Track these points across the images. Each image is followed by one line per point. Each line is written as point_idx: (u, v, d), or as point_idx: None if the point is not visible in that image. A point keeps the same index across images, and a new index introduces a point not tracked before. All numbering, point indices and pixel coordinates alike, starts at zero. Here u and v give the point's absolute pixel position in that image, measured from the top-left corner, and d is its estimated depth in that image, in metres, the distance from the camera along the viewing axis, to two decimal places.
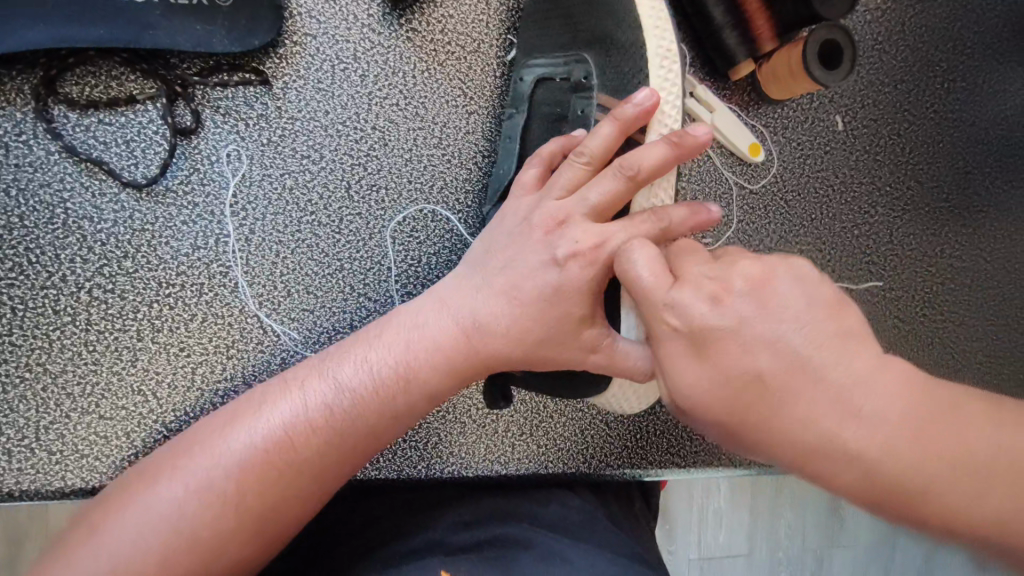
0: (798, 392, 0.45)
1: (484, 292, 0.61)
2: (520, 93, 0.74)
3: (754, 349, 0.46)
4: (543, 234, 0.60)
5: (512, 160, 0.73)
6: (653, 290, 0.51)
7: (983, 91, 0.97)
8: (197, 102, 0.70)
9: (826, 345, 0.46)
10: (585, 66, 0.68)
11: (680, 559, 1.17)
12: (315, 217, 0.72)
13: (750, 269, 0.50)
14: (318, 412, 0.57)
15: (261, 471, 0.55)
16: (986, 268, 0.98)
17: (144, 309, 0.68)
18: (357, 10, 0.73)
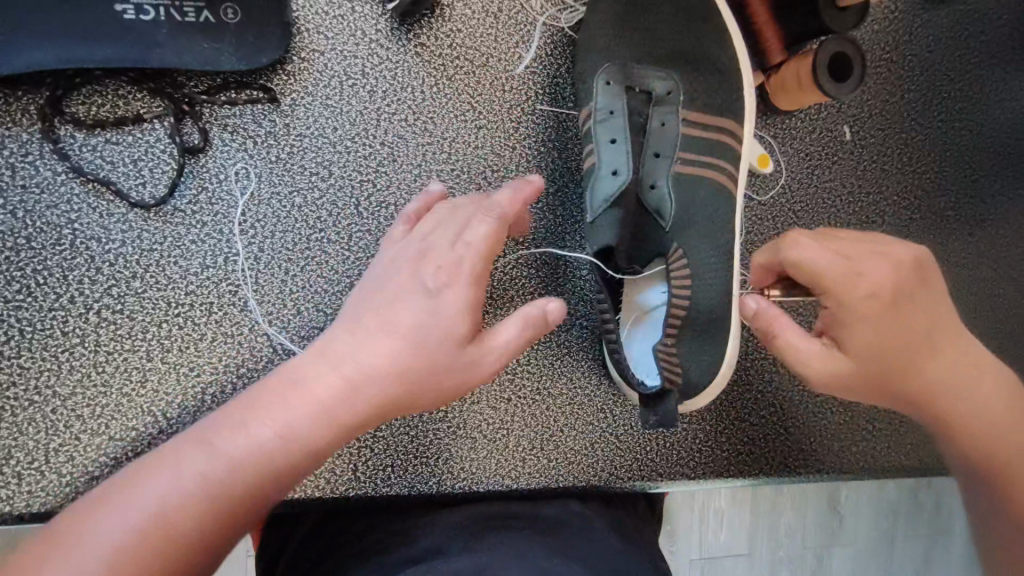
0: (940, 355, 0.67)
1: (359, 332, 0.58)
2: (607, 96, 0.75)
3: (918, 312, 0.65)
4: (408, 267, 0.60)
5: (624, 159, 0.72)
6: (847, 275, 0.64)
7: (990, 99, 0.97)
8: (204, 120, 0.69)
9: (930, 316, 0.67)
10: (673, 82, 0.76)
11: (681, 557, 1.19)
12: (324, 234, 0.72)
13: (877, 251, 0.65)
14: (256, 452, 0.54)
15: (187, 503, 0.51)
16: (994, 276, 0.98)
17: (153, 329, 0.68)
18: (364, 25, 0.72)
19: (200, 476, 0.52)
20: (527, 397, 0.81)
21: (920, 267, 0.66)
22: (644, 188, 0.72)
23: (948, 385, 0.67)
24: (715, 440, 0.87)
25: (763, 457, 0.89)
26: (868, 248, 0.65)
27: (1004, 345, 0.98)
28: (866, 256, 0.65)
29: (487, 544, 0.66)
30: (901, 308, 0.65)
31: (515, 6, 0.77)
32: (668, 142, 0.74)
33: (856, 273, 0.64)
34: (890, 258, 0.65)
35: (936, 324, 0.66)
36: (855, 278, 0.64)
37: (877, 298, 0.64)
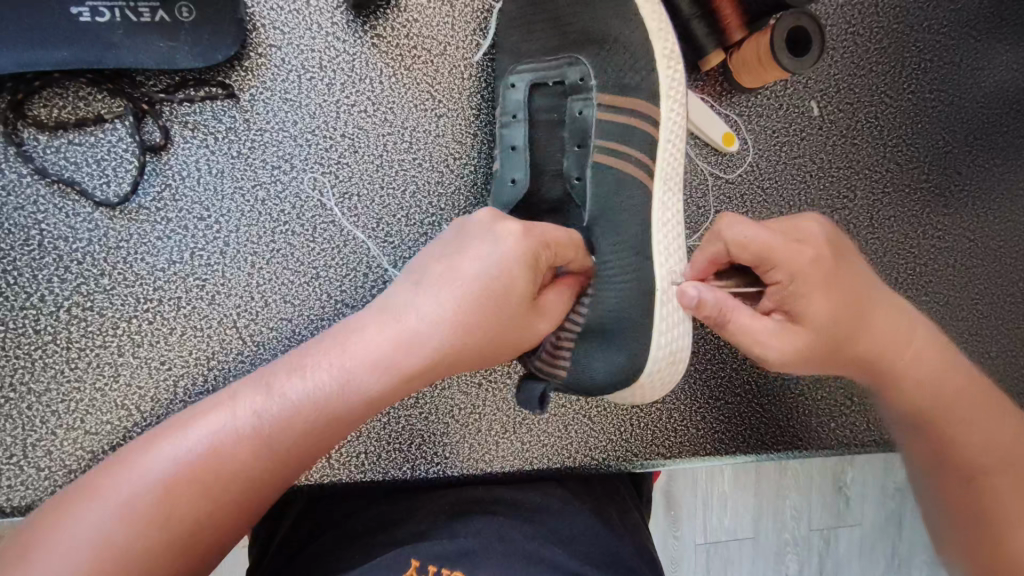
0: (882, 316, 0.65)
1: (429, 298, 0.58)
2: (513, 98, 0.75)
3: (862, 281, 0.65)
4: (423, 289, 0.59)
5: (518, 166, 0.73)
6: (784, 243, 0.62)
7: (961, 70, 0.96)
8: (165, 119, 0.71)
9: (866, 280, 0.65)
10: (583, 67, 0.73)
11: (686, 540, 1.18)
12: (288, 227, 0.73)
13: (805, 223, 0.64)
14: (246, 434, 0.55)
15: (272, 449, 0.55)
16: (971, 247, 0.98)
17: (123, 324, 0.69)
18: (320, 19, 0.73)
19: (257, 420, 0.55)
20: (498, 380, 0.82)
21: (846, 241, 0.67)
22: (570, 184, 0.73)
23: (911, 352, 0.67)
24: (689, 419, 0.88)
25: (741, 435, 0.89)
26: (798, 221, 0.65)
27: (980, 314, 0.98)
28: (798, 227, 0.64)
29: (454, 532, 0.68)
30: (842, 276, 0.63)
31: None
32: (586, 130, 0.73)
33: (794, 241, 0.62)
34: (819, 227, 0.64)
35: (880, 291, 0.66)
36: (794, 243, 0.62)
37: (817, 262, 0.61)
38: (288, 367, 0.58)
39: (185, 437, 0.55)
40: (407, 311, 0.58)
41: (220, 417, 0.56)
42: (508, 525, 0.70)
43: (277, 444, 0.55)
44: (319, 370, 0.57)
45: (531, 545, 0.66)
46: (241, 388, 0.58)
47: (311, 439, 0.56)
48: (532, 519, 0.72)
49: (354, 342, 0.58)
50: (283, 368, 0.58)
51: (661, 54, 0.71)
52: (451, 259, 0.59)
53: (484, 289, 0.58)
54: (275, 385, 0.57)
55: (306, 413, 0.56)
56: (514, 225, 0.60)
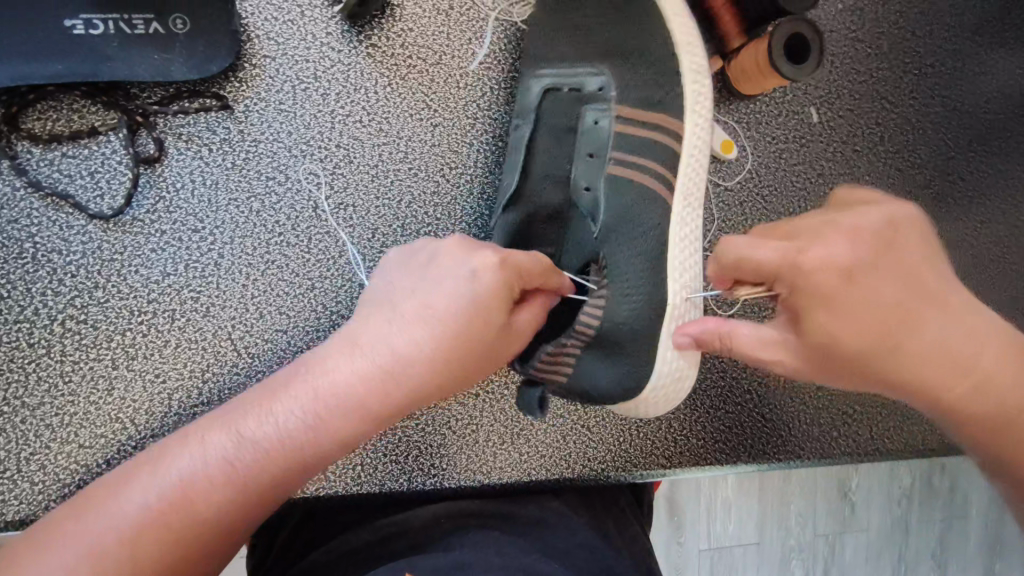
0: (925, 331, 0.55)
1: (404, 330, 0.56)
2: (529, 104, 0.75)
3: (902, 267, 0.54)
4: (397, 322, 0.56)
5: (513, 172, 0.74)
6: (785, 264, 0.54)
7: (963, 75, 0.96)
8: (159, 131, 0.70)
9: (906, 291, 0.54)
10: (603, 78, 0.73)
11: (690, 547, 1.17)
12: (283, 238, 0.72)
13: (820, 228, 0.54)
14: (225, 465, 0.55)
15: (241, 499, 0.55)
16: (974, 253, 0.97)
17: (117, 337, 0.69)
18: (315, 30, 0.73)
19: (235, 452, 0.55)
20: (495, 391, 0.81)
21: (893, 212, 0.55)
22: (576, 192, 0.71)
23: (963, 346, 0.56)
24: (690, 429, 0.87)
25: (742, 445, 0.88)
26: (810, 228, 0.55)
27: None
28: (809, 236, 0.54)
29: (450, 546, 0.68)
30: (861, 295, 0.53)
31: (466, 3, 0.77)
32: (601, 141, 0.72)
33: (798, 259, 0.53)
34: (839, 230, 0.54)
35: (928, 300, 0.55)
36: (798, 261, 0.53)
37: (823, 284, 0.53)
38: (256, 412, 0.57)
39: (151, 486, 0.55)
40: (383, 342, 0.56)
41: (188, 466, 0.55)
42: (504, 539, 0.69)
43: (247, 493, 0.55)
44: (289, 417, 0.56)
45: (527, 560, 0.65)
46: (208, 434, 0.57)
47: (280, 487, 0.57)
48: (529, 533, 0.71)
49: (332, 372, 0.57)
50: (250, 414, 0.57)
51: (670, 61, 0.71)
52: (421, 296, 0.56)
53: (457, 326, 0.55)
54: (242, 433, 0.56)
55: (283, 444, 0.56)
56: (489, 255, 0.55)
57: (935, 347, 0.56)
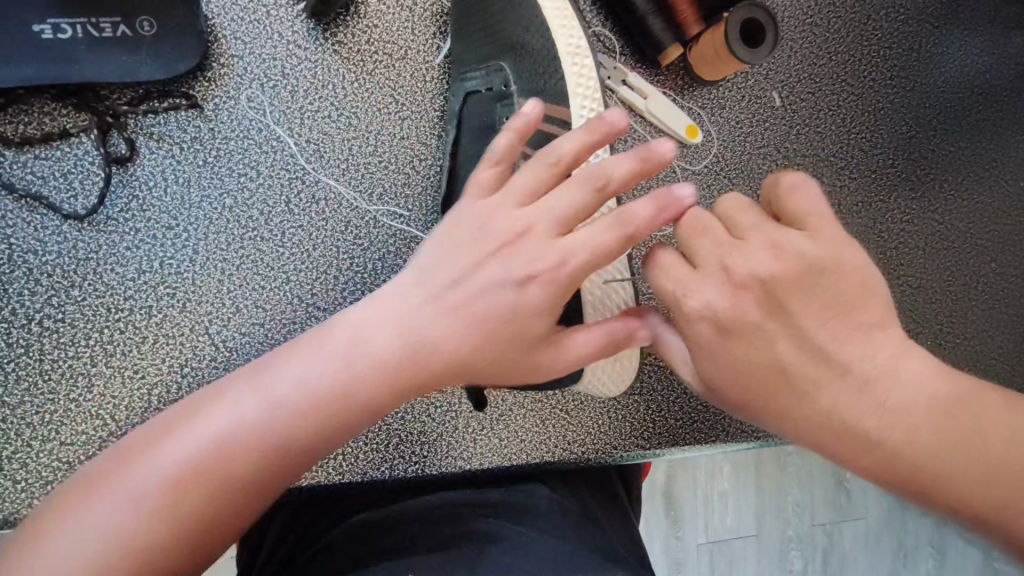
0: (828, 378, 0.53)
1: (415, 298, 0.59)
2: (452, 109, 0.78)
3: (783, 331, 0.53)
4: (439, 293, 0.59)
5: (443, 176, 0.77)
6: (674, 284, 0.56)
7: (920, 55, 0.98)
8: (130, 131, 0.72)
9: (822, 324, 0.53)
10: (505, 75, 0.73)
11: (689, 542, 1.16)
12: (257, 233, 0.74)
13: (733, 256, 0.53)
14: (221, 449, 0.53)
15: (410, 356, 0.57)
16: (940, 230, 0.99)
17: (94, 335, 0.70)
18: (281, 28, 0.75)
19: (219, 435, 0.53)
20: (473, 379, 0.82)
21: (798, 259, 0.52)
22: None
23: (868, 422, 0.52)
24: (668, 410, 0.88)
25: (721, 423, 0.90)
26: (723, 246, 0.54)
27: (954, 297, 0.99)
28: (711, 261, 0.54)
29: (437, 530, 0.69)
30: (738, 318, 0.54)
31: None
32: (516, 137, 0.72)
33: (685, 288, 0.55)
34: (741, 259, 0.53)
35: (840, 342, 0.53)
36: (685, 287, 0.55)
37: (719, 313, 0.54)
38: (514, 244, 0.59)
39: (345, 339, 0.58)
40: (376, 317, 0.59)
41: (479, 293, 0.58)
42: (495, 522, 0.70)
43: (304, 418, 0.55)
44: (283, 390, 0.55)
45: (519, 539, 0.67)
46: (431, 269, 0.60)
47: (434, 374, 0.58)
48: (514, 514, 0.72)
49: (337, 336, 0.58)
50: (510, 237, 0.59)
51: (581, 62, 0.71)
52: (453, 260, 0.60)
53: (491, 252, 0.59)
54: (476, 229, 0.60)
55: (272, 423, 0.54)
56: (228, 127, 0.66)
57: (839, 400, 0.52)
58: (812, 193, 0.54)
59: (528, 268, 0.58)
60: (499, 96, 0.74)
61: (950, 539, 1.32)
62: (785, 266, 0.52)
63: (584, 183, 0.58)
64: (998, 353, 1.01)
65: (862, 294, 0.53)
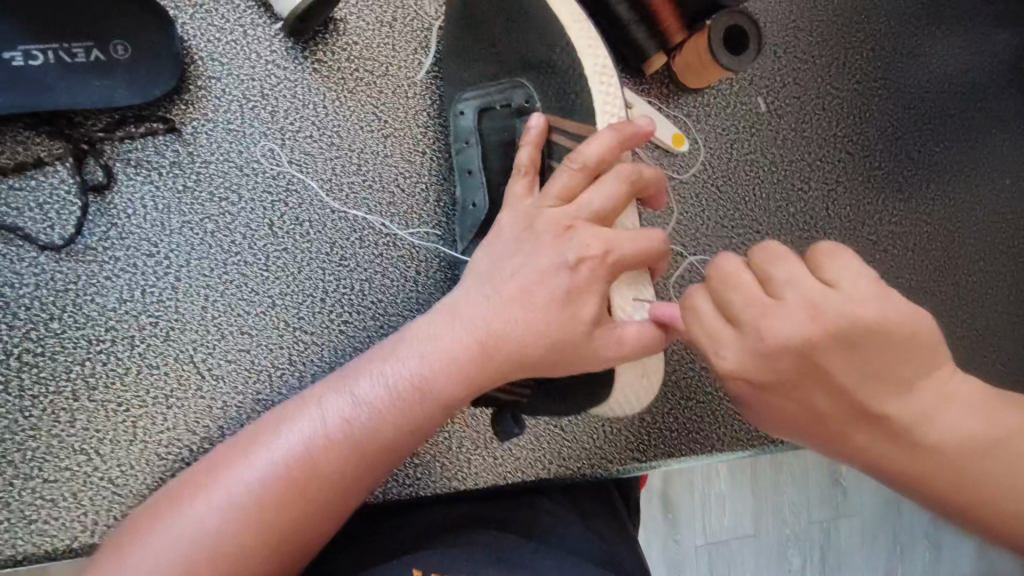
0: (866, 424, 0.53)
1: (482, 301, 0.59)
2: (464, 127, 0.74)
3: (822, 388, 0.53)
4: (498, 295, 0.58)
5: (478, 191, 0.72)
6: (707, 339, 0.55)
7: (903, 57, 0.99)
8: (107, 158, 0.70)
9: (858, 378, 0.52)
10: (526, 90, 0.70)
11: (688, 545, 1.16)
12: (241, 257, 0.72)
13: (768, 321, 0.51)
14: (300, 461, 0.54)
15: (476, 359, 0.57)
16: (929, 230, 0.99)
17: (75, 368, 0.68)
18: (259, 48, 0.74)
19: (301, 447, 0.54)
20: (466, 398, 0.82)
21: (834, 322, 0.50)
22: None
23: (918, 462, 0.53)
24: (662, 422, 0.88)
25: (716, 432, 0.89)
26: (756, 305, 0.52)
27: (944, 297, 0.99)
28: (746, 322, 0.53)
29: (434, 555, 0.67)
30: (771, 376, 0.53)
31: (408, 15, 0.78)
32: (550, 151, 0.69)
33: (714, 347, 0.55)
34: (776, 324, 0.51)
35: (880, 393, 0.52)
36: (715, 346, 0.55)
37: (753, 369, 0.53)
38: (563, 236, 0.58)
39: (415, 337, 0.59)
40: (443, 322, 0.59)
41: (528, 290, 0.58)
42: (491, 532, 0.68)
43: (381, 410, 0.56)
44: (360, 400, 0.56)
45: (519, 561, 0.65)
46: (491, 267, 0.60)
47: (505, 366, 0.57)
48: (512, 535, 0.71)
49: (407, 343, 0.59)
50: (560, 229, 0.59)
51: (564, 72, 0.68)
52: (508, 258, 0.60)
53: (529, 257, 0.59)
54: (524, 226, 0.60)
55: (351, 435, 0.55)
56: None
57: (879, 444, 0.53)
58: (850, 259, 0.52)
59: (576, 253, 0.57)
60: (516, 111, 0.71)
61: (949, 534, 1.32)
62: (819, 326, 0.50)
63: (616, 179, 0.60)
64: (990, 351, 1.01)
65: (907, 342, 0.51)
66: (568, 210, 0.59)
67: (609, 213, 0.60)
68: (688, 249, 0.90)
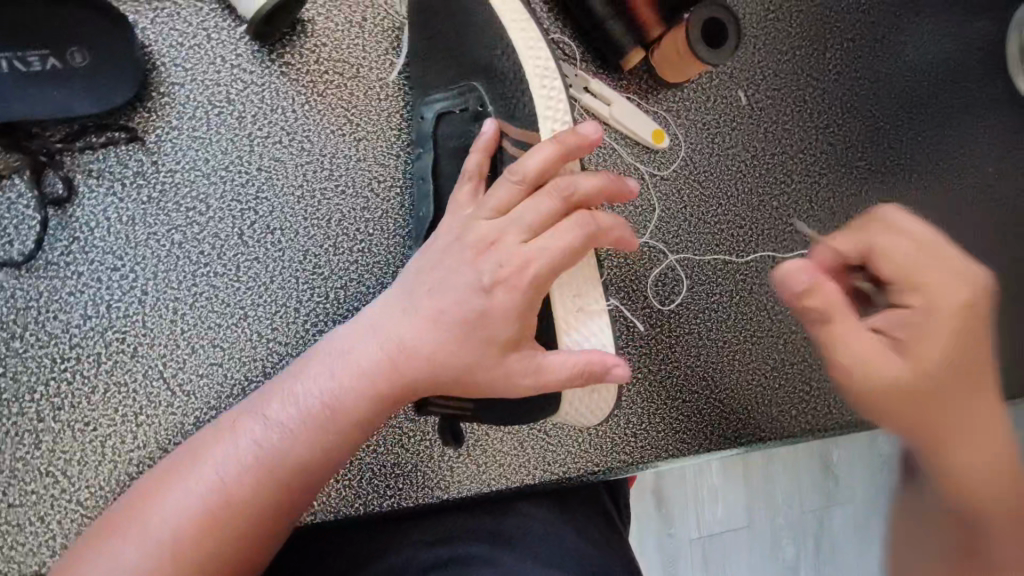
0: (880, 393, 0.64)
1: (403, 316, 0.57)
2: (424, 131, 0.73)
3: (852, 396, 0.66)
4: (420, 310, 0.57)
5: (428, 201, 0.72)
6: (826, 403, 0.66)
7: (884, 46, 0.98)
8: (67, 169, 0.68)
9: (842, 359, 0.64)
10: (478, 94, 0.68)
11: (680, 539, 1.13)
12: (210, 268, 0.70)
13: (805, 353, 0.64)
14: (229, 492, 0.52)
15: (399, 377, 0.56)
16: (913, 220, 0.99)
17: (40, 388, 0.66)
18: (223, 52, 0.71)
19: (228, 477, 0.52)
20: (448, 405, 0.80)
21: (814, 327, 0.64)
22: None
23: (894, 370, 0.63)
24: (649, 422, 0.86)
25: (703, 431, 0.88)
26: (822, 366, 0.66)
27: None
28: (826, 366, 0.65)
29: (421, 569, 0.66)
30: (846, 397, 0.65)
31: (378, 14, 0.76)
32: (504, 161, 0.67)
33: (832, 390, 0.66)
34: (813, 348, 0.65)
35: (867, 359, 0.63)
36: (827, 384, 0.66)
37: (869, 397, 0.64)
38: (484, 252, 0.57)
39: (327, 358, 0.58)
40: (367, 338, 0.57)
41: (449, 309, 0.56)
42: (490, 547, 0.68)
43: (297, 437, 0.54)
44: (288, 423, 0.55)
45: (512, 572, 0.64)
46: (416, 280, 0.59)
47: (423, 386, 0.57)
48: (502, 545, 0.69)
49: (333, 362, 0.57)
50: (483, 245, 0.57)
51: (531, 73, 0.66)
52: (426, 274, 0.58)
53: (454, 275, 0.57)
54: (451, 239, 0.59)
55: (280, 460, 0.54)
56: (464, 190, 0.61)
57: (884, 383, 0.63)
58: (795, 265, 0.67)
59: (492, 274, 0.56)
60: (475, 117, 0.70)
61: None
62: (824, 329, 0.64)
63: (548, 195, 0.57)
64: None
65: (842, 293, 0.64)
66: (500, 224, 0.57)
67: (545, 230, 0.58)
68: (671, 247, 0.89)
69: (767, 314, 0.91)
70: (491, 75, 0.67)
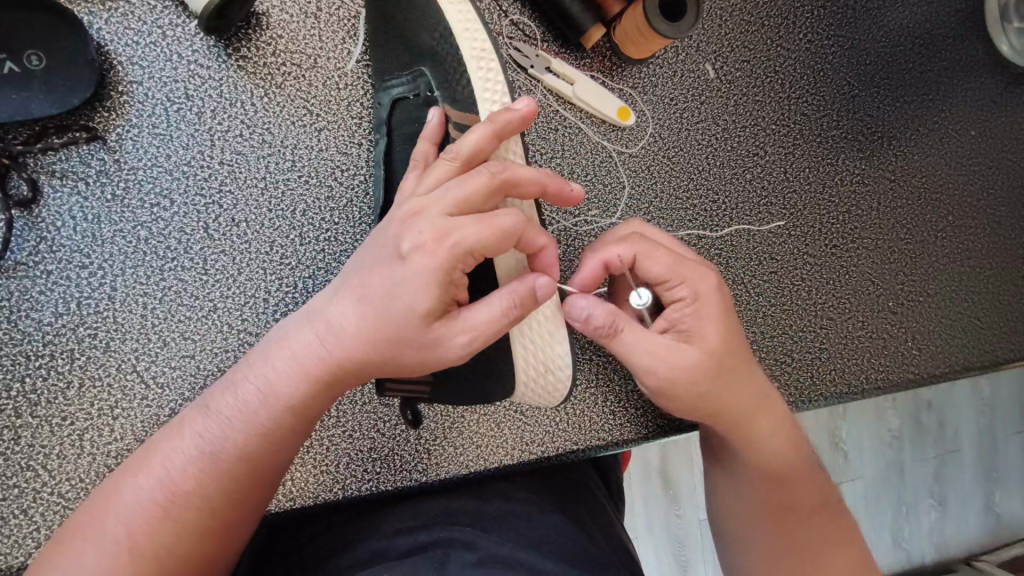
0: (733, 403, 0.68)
1: (337, 301, 0.57)
2: (381, 117, 0.74)
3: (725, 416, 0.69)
4: (352, 291, 0.56)
5: (381, 186, 0.73)
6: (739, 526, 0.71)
7: (855, 12, 0.96)
8: (31, 171, 0.69)
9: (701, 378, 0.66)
10: (427, 79, 0.69)
11: (691, 519, 1.15)
12: (177, 262, 0.72)
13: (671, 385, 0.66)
14: (181, 484, 0.54)
15: (335, 364, 0.57)
16: (892, 187, 0.97)
17: (16, 385, 0.68)
18: (179, 49, 0.72)
19: (177, 470, 0.54)
20: None
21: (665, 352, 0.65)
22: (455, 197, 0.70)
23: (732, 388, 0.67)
24: (627, 400, 0.87)
25: None
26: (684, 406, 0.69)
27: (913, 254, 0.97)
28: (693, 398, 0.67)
29: (395, 549, 0.66)
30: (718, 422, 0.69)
31: (333, 3, 0.76)
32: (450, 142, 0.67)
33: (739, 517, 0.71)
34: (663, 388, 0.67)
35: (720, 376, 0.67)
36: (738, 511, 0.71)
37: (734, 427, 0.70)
38: (406, 222, 0.55)
39: (263, 349, 0.59)
40: (306, 325, 0.58)
41: (374, 286, 0.55)
42: (472, 530, 0.68)
43: (238, 426, 0.56)
44: (232, 416, 0.56)
45: (485, 549, 0.65)
46: (355, 263, 0.59)
47: (361, 369, 0.57)
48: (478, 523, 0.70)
49: (274, 353, 0.58)
50: (410, 215, 0.56)
51: (469, 55, 0.66)
52: (361, 258, 0.58)
53: (382, 253, 0.56)
54: (387, 216, 0.58)
55: (229, 450, 0.56)
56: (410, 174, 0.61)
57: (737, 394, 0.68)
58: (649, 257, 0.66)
59: (411, 243, 0.54)
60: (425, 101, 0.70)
61: (952, 492, 1.39)
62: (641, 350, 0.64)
63: (481, 169, 0.56)
64: (964, 306, 0.99)
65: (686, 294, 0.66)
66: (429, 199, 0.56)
67: (477, 206, 0.56)
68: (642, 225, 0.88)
69: (744, 288, 0.90)
70: (441, 58, 0.67)
